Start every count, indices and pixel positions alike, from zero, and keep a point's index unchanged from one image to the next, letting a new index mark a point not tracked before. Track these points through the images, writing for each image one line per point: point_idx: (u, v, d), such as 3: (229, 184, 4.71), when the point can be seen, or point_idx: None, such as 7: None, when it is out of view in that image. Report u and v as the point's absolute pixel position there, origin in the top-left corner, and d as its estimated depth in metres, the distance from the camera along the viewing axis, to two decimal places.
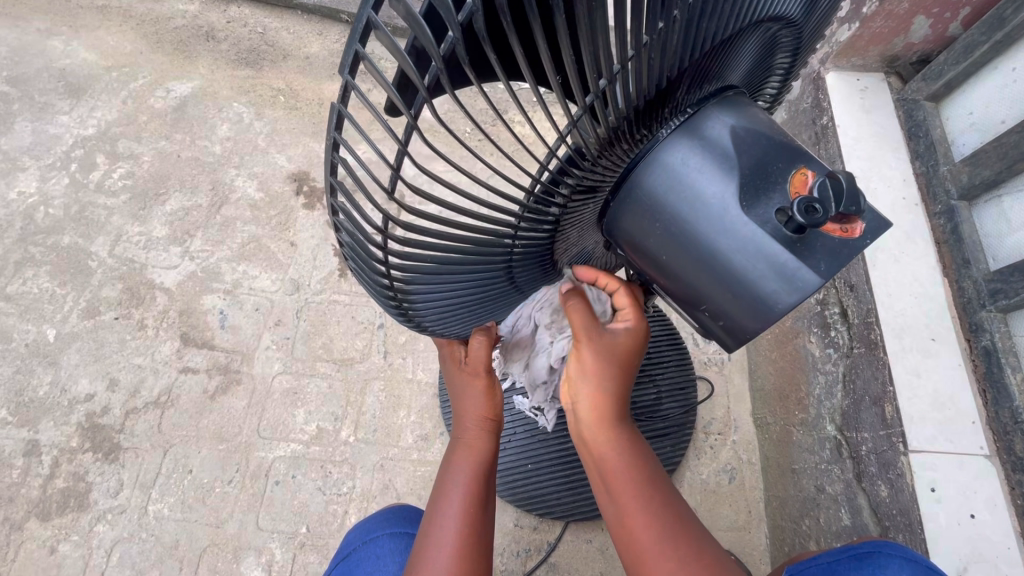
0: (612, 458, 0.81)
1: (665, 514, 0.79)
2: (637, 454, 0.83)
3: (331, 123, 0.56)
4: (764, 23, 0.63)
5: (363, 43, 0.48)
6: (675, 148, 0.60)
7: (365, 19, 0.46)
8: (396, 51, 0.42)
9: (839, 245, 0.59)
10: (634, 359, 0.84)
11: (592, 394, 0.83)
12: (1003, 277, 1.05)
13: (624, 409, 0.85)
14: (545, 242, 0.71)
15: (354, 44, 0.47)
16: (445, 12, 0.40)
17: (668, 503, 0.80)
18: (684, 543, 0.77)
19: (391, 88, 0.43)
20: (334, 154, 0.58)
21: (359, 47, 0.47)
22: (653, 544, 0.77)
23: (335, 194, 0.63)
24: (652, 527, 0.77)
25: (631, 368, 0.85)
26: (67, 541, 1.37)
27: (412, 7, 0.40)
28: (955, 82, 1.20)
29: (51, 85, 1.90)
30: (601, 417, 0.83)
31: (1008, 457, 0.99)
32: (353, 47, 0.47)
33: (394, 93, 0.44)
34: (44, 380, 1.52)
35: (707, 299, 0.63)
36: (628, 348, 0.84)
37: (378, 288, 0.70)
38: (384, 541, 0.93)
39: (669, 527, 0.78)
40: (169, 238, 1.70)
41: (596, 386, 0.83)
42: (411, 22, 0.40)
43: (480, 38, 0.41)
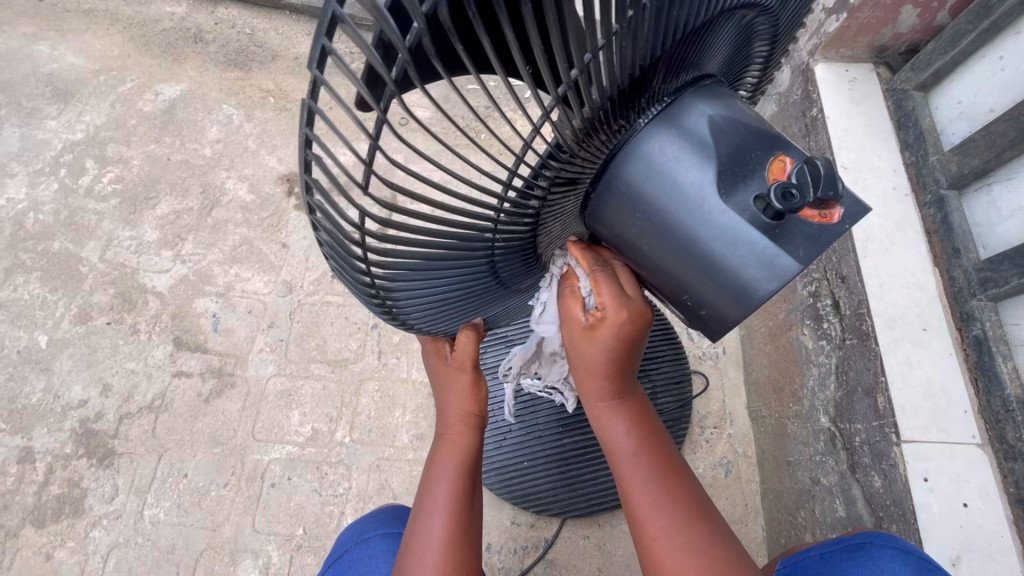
0: (609, 427, 0.81)
1: (666, 481, 0.77)
2: (638, 424, 0.81)
3: (302, 119, 0.55)
4: (738, 10, 0.63)
5: (329, 37, 0.47)
6: (652, 137, 0.60)
7: (330, 13, 0.46)
8: (361, 44, 0.41)
9: (817, 230, 0.58)
10: (624, 343, 0.75)
11: (581, 372, 0.80)
12: (993, 265, 1.05)
13: (626, 382, 0.81)
14: (527, 235, 0.70)
15: (319, 39, 0.47)
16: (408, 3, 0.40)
17: (670, 470, 0.78)
18: (684, 511, 0.75)
19: (358, 82, 0.43)
20: (307, 151, 0.58)
21: (324, 41, 0.47)
22: (651, 512, 0.75)
23: (311, 192, 0.63)
24: (648, 494, 0.76)
25: (630, 344, 0.76)
26: (63, 547, 1.37)
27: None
28: (942, 72, 1.20)
29: (39, 90, 1.89)
30: (593, 391, 0.80)
31: (1000, 446, 1.00)
32: (319, 42, 0.47)
33: (362, 87, 0.44)
34: (36, 387, 1.51)
35: (689, 289, 0.63)
36: (612, 339, 0.75)
37: (360, 285, 0.69)
38: (376, 542, 0.93)
39: (667, 495, 0.76)
40: (160, 241, 1.69)
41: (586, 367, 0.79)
42: (374, 15, 0.40)
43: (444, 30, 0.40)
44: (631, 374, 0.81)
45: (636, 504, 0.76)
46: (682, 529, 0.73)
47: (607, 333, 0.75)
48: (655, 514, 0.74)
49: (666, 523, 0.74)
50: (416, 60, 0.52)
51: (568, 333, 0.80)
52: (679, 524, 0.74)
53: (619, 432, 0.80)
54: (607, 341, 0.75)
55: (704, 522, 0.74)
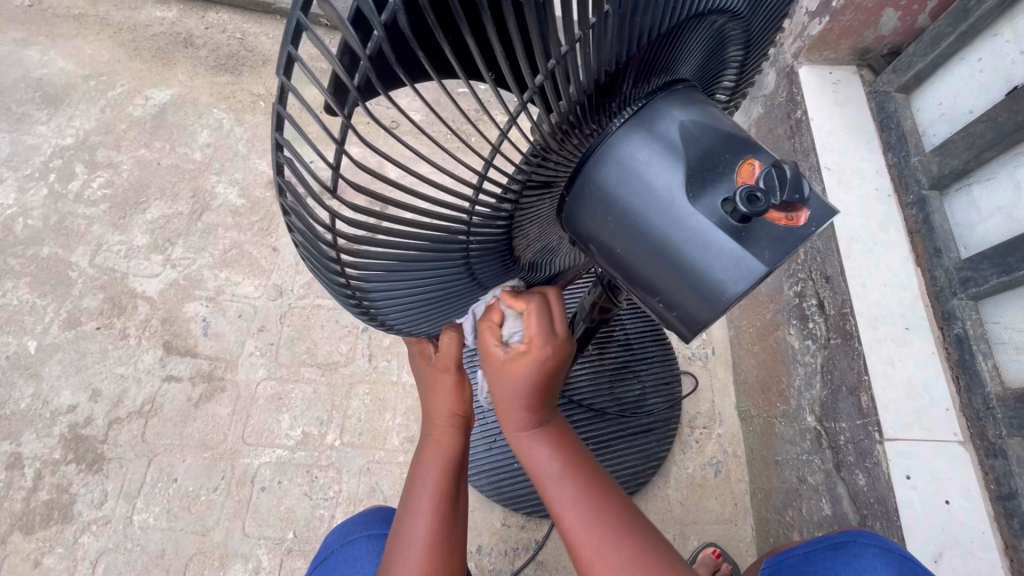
0: (533, 455, 0.80)
1: (595, 499, 0.77)
2: (562, 446, 0.81)
3: (273, 124, 0.56)
4: (708, 15, 0.64)
5: (295, 44, 0.47)
6: (624, 140, 0.61)
7: (295, 22, 0.46)
8: (324, 51, 0.42)
9: (783, 232, 0.59)
10: (542, 374, 0.75)
11: (500, 405, 0.78)
12: (973, 264, 1.06)
13: (546, 407, 0.80)
14: (503, 238, 0.71)
15: (285, 46, 0.47)
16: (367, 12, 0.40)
17: (599, 486, 0.78)
18: (616, 524, 0.75)
19: (322, 88, 0.44)
20: (279, 154, 0.58)
21: (290, 49, 0.47)
22: (583, 532, 0.74)
23: (286, 194, 0.64)
24: (579, 515, 0.75)
25: (548, 375, 0.76)
26: (52, 553, 1.36)
27: (336, 6, 0.40)
28: (923, 73, 1.21)
29: (28, 95, 1.89)
30: (514, 422, 0.79)
31: (981, 443, 1.01)
32: (285, 50, 0.47)
33: (326, 93, 0.44)
34: (25, 393, 1.51)
35: (661, 290, 0.64)
36: (530, 373, 0.74)
37: (336, 286, 0.70)
38: (361, 543, 0.93)
39: (599, 513, 0.75)
40: (150, 246, 1.69)
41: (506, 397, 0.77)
42: (336, 23, 0.40)
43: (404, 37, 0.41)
44: (551, 400, 0.80)
45: (569, 527, 0.75)
46: (616, 544, 0.73)
47: (526, 368, 0.74)
48: (588, 534, 0.74)
49: (600, 541, 0.74)
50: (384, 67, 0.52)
51: (486, 369, 0.78)
52: (613, 540, 0.73)
53: (545, 458, 0.79)
54: (525, 375, 0.74)
55: (637, 532, 0.74)
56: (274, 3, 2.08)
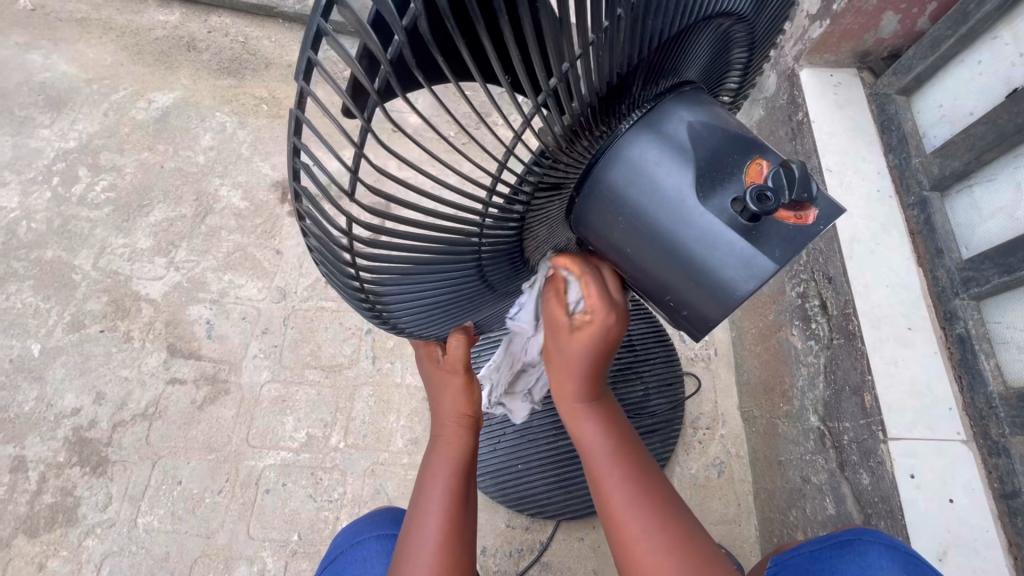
0: (582, 429, 0.82)
1: (641, 479, 0.78)
2: (611, 425, 0.82)
3: (290, 128, 0.56)
4: (714, 18, 0.65)
5: (314, 49, 0.48)
6: (632, 142, 0.62)
7: (315, 27, 0.47)
8: (346, 57, 0.43)
9: (793, 231, 0.60)
10: (602, 347, 0.78)
11: (557, 373, 0.81)
12: (975, 265, 1.07)
13: (600, 383, 0.83)
14: (513, 239, 0.71)
15: (305, 51, 0.48)
16: (389, 16, 0.41)
17: (645, 470, 0.80)
18: (659, 507, 0.76)
19: (343, 93, 0.45)
20: (295, 159, 0.59)
21: (310, 54, 0.48)
22: (626, 510, 0.76)
23: (301, 199, 0.64)
24: (623, 492, 0.77)
25: (607, 349, 0.79)
26: (57, 556, 1.36)
27: (358, 14, 0.41)
28: (923, 76, 1.22)
29: (31, 98, 1.89)
30: (568, 392, 0.81)
31: (985, 442, 1.02)
32: (305, 54, 0.48)
33: (347, 98, 0.45)
34: (29, 396, 1.51)
35: (672, 289, 0.65)
36: (591, 343, 0.77)
37: (350, 290, 0.70)
38: (370, 544, 0.93)
39: (644, 493, 0.77)
40: (153, 248, 1.70)
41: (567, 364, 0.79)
42: (359, 29, 0.41)
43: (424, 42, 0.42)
44: (604, 378, 0.83)
45: (611, 501, 0.77)
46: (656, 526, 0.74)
47: (588, 337, 0.77)
48: (631, 512, 0.75)
49: (643, 520, 0.75)
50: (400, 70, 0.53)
51: (549, 336, 0.81)
52: (654, 522, 0.75)
53: (593, 433, 0.81)
54: (586, 344, 0.77)
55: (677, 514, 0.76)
56: (276, 7, 2.08)
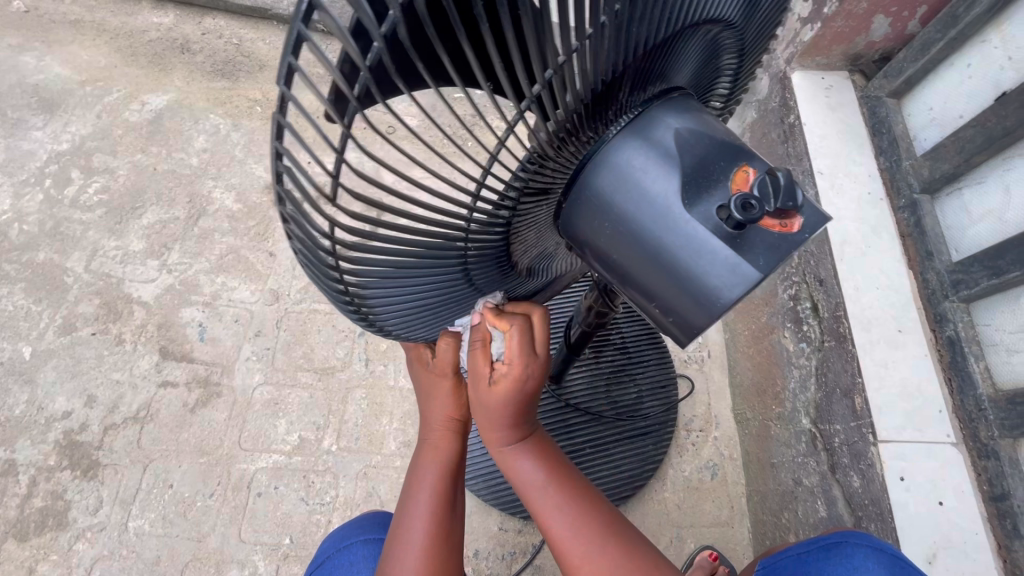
0: (516, 467, 0.82)
1: (581, 504, 0.80)
2: (543, 457, 0.83)
3: (272, 132, 0.56)
4: (702, 26, 0.65)
5: (295, 55, 0.48)
6: (620, 148, 0.62)
7: (296, 32, 0.47)
8: (326, 62, 0.42)
9: (778, 239, 0.60)
10: (524, 394, 0.77)
11: (483, 422, 0.80)
12: (964, 268, 1.07)
13: (525, 423, 0.82)
14: (501, 244, 0.71)
15: (286, 57, 0.47)
16: (368, 22, 0.41)
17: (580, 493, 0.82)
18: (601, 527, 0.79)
19: (322, 98, 0.44)
20: (278, 163, 0.58)
21: (291, 59, 0.47)
22: (569, 537, 0.78)
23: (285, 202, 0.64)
24: (564, 520, 0.78)
25: (527, 395, 0.78)
26: (46, 561, 1.35)
27: (338, 19, 0.41)
28: (914, 79, 1.23)
29: (24, 101, 1.89)
30: (496, 438, 0.81)
31: (974, 444, 1.02)
32: (285, 60, 0.48)
33: (327, 103, 0.45)
34: (19, 399, 1.50)
35: (657, 296, 0.64)
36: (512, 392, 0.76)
37: (335, 293, 0.70)
38: (356, 548, 0.93)
39: (585, 516, 0.79)
40: (146, 251, 1.69)
41: (488, 413, 0.78)
42: (337, 35, 0.41)
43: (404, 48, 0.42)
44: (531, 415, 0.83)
45: (555, 530, 0.78)
46: (598, 548, 0.77)
47: (509, 388, 0.75)
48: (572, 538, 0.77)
49: (587, 543, 0.77)
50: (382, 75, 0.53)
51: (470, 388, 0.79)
52: (600, 542, 0.77)
53: (527, 470, 0.82)
54: (507, 394, 0.76)
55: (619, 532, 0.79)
56: (271, 9, 2.09)
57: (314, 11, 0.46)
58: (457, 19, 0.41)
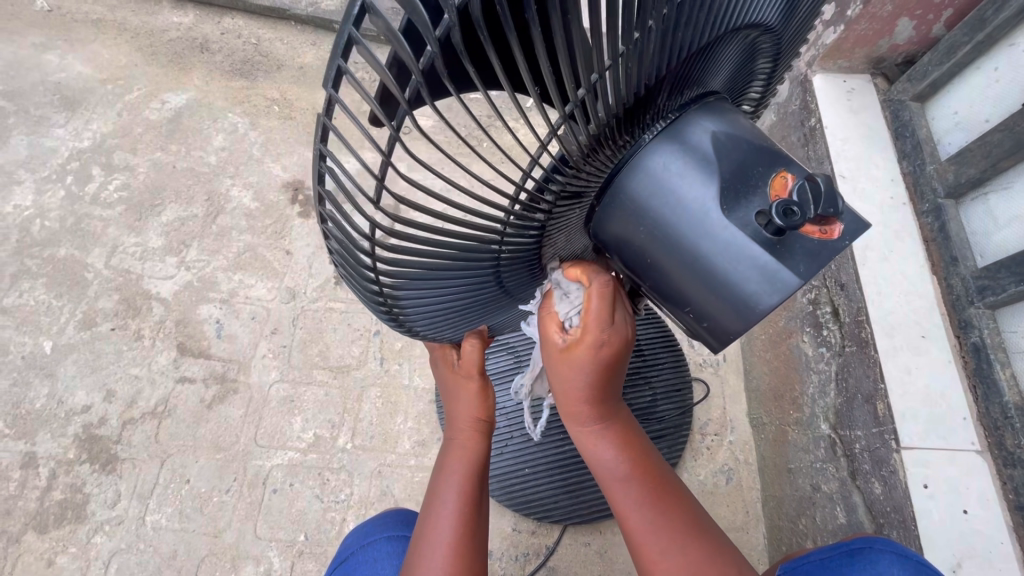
0: (597, 452, 0.82)
1: (659, 504, 0.80)
2: (625, 445, 0.82)
3: (316, 134, 0.56)
4: (742, 30, 0.64)
5: (344, 57, 0.48)
6: (656, 153, 0.62)
7: (346, 35, 0.47)
8: (376, 66, 0.43)
9: (818, 246, 0.59)
10: (599, 363, 0.76)
11: (564, 401, 0.79)
12: (991, 274, 1.05)
13: (608, 404, 0.82)
14: (532, 247, 0.71)
15: (335, 60, 0.48)
16: (422, 26, 0.41)
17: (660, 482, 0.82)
18: (679, 530, 0.78)
19: (371, 101, 0.44)
20: (321, 163, 0.59)
21: (341, 61, 0.47)
22: (650, 526, 0.78)
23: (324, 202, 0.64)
24: (646, 515, 0.79)
25: (605, 369, 0.77)
26: (65, 553, 1.37)
27: (390, 23, 0.41)
28: (939, 82, 1.21)
29: (47, 98, 1.91)
30: (578, 417, 0.81)
31: (999, 453, 1.00)
32: (335, 62, 0.48)
33: (375, 105, 0.45)
34: (40, 392, 1.52)
35: (691, 301, 0.65)
36: (586, 361, 0.75)
37: (368, 293, 0.70)
38: (381, 545, 0.93)
39: (664, 518, 0.79)
40: (165, 248, 1.71)
41: (569, 383, 0.77)
42: (390, 37, 0.41)
43: (457, 51, 0.42)
44: (613, 395, 0.82)
45: (635, 527, 0.79)
46: (677, 536, 0.78)
47: (582, 355, 0.75)
48: (651, 527, 0.78)
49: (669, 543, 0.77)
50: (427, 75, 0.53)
51: (546, 357, 0.79)
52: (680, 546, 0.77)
53: (608, 456, 0.81)
54: (586, 365, 0.75)
55: (701, 537, 0.78)
56: (289, 9, 2.10)
57: (365, 14, 0.46)
58: (511, 22, 0.41)
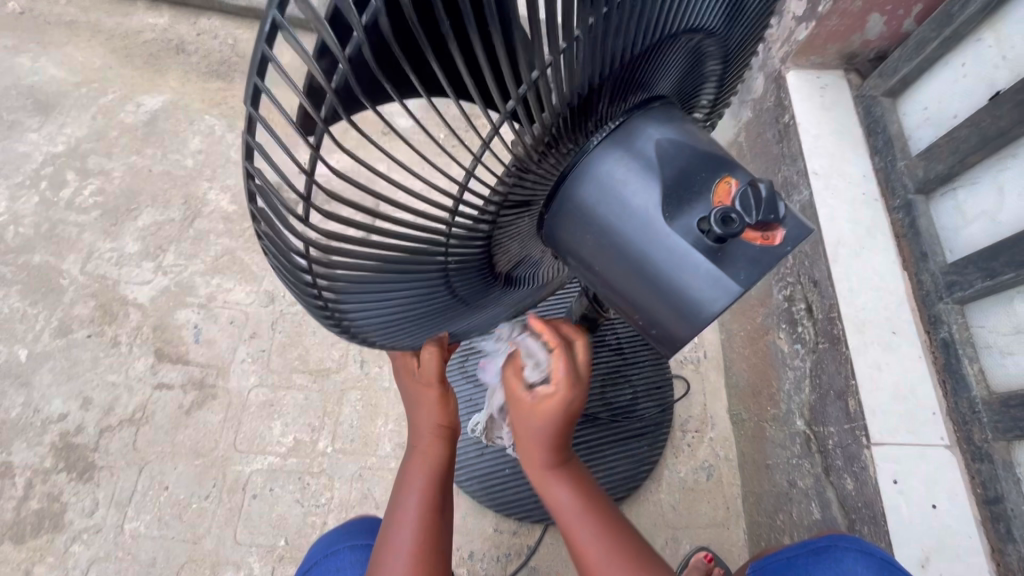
0: (554, 494, 0.83)
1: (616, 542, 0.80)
2: (582, 488, 0.83)
3: (243, 152, 0.56)
4: (683, 36, 0.64)
5: (260, 75, 0.49)
6: (602, 160, 0.62)
7: (260, 55, 0.47)
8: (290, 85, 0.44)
9: (759, 253, 0.59)
10: (560, 421, 0.77)
11: (523, 447, 0.82)
12: (959, 270, 1.06)
13: (566, 451, 0.83)
14: (482, 255, 0.71)
15: (252, 78, 0.48)
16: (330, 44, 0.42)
17: (611, 521, 0.82)
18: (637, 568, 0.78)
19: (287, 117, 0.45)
20: (250, 182, 0.59)
21: (257, 80, 0.48)
22: (601, 563, 0.78)
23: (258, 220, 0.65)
24: (601, 552, 0.79)
25: (566, 421, 0.78)
26: (43, 563, 1.36)
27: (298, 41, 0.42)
28: (909, 78, 1.21)
29: (19, 102, 1.89)
30: (534, 462, 0.82)
31: (968, 447, 1.01)
32: (251, 81, 0.48)
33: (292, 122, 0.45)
34: (16, 401, 1.51)
35: (640, 309, 0.65)
36: (546, 418, 0.77)
37: (314, 308, 0.70)
38: (344, 554, 0.93)
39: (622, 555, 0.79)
40: (142, 253, 1.69)
41: (530, 434, 0.79)
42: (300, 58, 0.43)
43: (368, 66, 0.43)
44: (570, 442, 0.83)
45: (591, 565, 0.79)
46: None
47: (546, 414, 0.77)
48: (603, 566, 0.78)
49: None
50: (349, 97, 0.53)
51: (511, 410, 0.82)
52: None
53: (564, 498, 0.82)
54: (545, 419, 0.77)
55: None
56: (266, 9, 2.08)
57: (277, 33, 0.46)
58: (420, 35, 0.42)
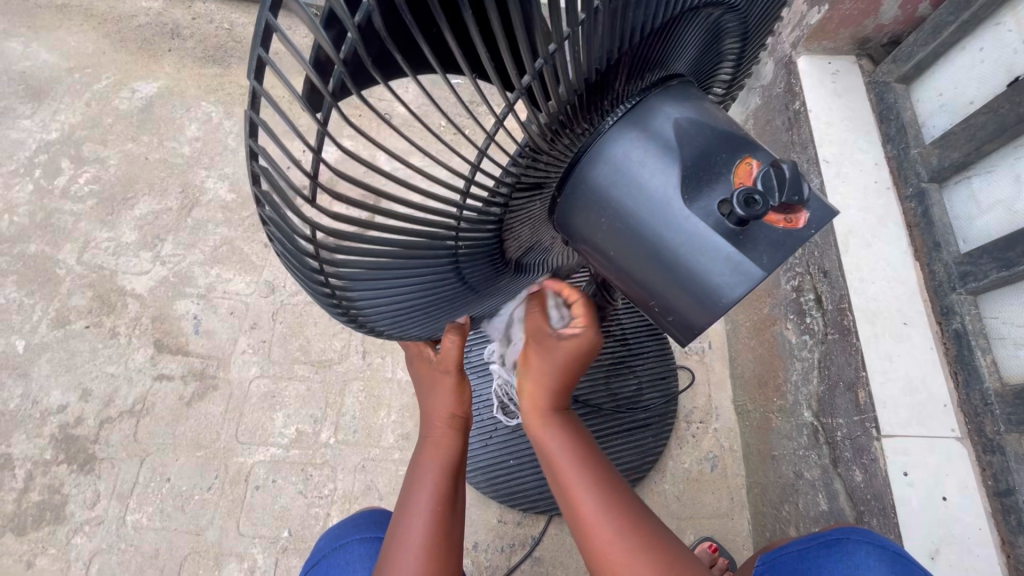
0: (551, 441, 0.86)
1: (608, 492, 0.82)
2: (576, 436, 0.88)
3: (246, 132, 0.55)
4: (702, 9, 0.62)
5: (265, 46, 0.47)
6: (618, 140, 0.60)
7: (265, 23, 0.45)
8: (297, 57, 0.42)
9: (783, 236, 0.57)
10: (577, 358, 0.84)
11: (533, 384, 0.88)
12: (972, 260, 1.04)
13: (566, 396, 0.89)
14: (493, 241, 0.69)
15: (256, 48, 0.46)
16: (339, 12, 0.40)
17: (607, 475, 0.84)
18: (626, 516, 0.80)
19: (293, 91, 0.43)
20: (253, 163, 0.57)
21: (261, 50, 0.46)
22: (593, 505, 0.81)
23: (263, 204, 0.63)
24: (594, 497, 0.81)
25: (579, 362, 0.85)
26: (45, 555, 1.35)
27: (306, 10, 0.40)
28: (924, 64, 1.19)
29: (11, 89, 1.85)
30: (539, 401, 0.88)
31: (979, 439, 1.00)
32: (256, 52, 0.47)
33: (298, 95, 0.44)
34: (14, 393, 1.49)
35: (655, 295, 0.63)
36: (564, 355, 0.84)
37: (321, 294, 0.69)
38: (353, 547, 0.92)
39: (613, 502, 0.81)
40: (138, 243, 1.67)
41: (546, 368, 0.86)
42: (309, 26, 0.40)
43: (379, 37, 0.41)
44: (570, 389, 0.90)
45: (586, 513, 0.80)
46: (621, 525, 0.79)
47: (568, 347, 0.84)
48: (598, 510, 0.80)
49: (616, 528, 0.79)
50: (355, 70, 0.50)
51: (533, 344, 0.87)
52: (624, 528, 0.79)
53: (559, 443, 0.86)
54: (566, 352, 0.84)
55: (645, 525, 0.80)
56: None
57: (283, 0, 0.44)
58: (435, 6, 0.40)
